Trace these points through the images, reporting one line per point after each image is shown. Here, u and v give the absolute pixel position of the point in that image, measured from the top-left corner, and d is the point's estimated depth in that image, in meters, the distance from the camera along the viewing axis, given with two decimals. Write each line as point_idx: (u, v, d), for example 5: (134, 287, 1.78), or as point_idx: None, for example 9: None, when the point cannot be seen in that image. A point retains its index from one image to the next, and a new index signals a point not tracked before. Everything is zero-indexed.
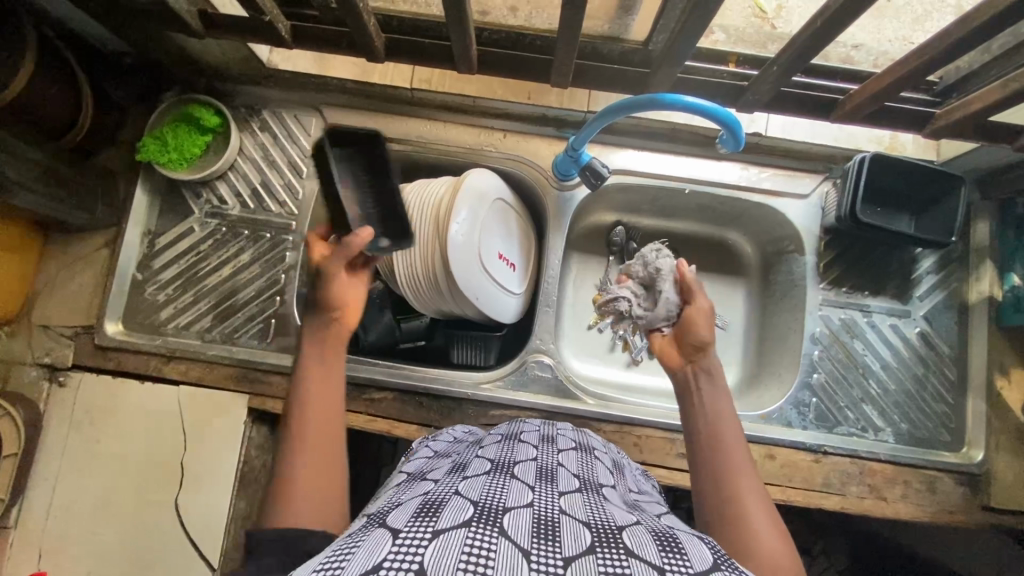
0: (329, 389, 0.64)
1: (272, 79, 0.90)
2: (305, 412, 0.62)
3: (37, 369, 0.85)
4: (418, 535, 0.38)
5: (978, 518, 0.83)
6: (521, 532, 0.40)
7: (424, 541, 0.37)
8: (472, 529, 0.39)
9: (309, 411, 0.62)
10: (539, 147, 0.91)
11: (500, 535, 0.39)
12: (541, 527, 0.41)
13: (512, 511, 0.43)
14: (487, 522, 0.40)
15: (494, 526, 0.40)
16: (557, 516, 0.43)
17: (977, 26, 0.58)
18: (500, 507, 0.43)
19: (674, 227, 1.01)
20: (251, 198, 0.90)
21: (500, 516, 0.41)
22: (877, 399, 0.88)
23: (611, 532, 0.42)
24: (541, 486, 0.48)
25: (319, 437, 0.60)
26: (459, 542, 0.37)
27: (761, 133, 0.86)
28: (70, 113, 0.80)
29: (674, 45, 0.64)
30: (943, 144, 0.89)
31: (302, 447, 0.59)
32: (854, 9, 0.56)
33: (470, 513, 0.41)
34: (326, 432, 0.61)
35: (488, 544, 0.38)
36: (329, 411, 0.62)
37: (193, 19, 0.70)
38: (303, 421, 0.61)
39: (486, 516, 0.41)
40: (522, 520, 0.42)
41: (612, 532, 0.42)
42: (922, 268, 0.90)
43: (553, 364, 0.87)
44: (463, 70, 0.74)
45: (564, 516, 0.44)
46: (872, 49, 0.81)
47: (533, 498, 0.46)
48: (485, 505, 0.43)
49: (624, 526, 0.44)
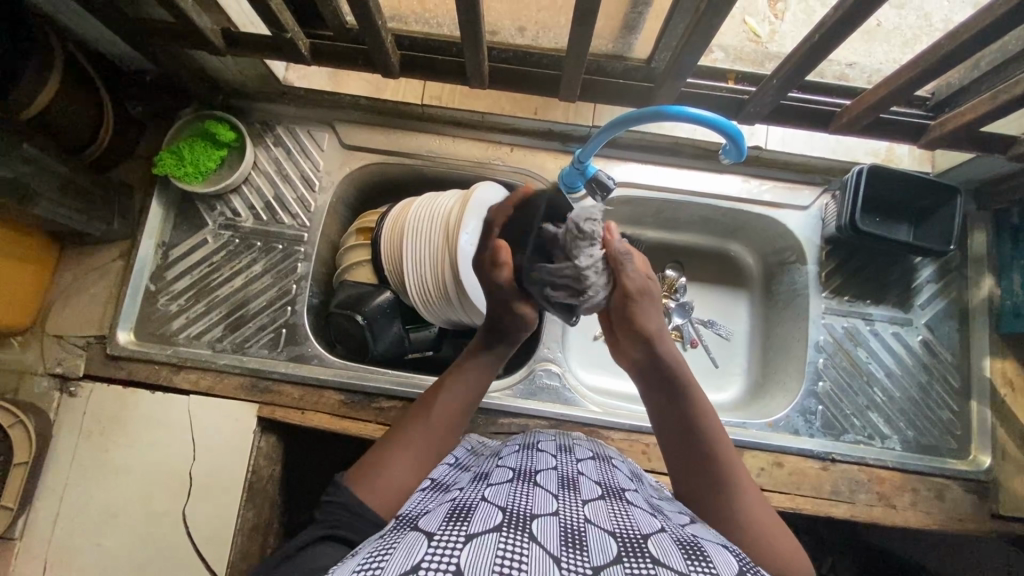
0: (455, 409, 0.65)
1: (286, 96, 0.93)
2: (422, 415, 0.64)
3: (48, 379, 0.86)
4: (453, 539, 0.40)
5: (989, 525, 0.83)
6: (550, 540, 0.42)
7: (459, 546, 0.39)
8: (503, 535, 0.41)
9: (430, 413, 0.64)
10: (545, 161, 0.94)
11: (531, 540, 0.41)
12: (568, 535, 0.43)
13: (539, 518, 0.44)
14: (516, 528, 0.42)
15: (524, 532, 0.42)
16: (582, 525, 0.45)
17: (966, 39, 0.61)
18: (527, 514, 0.44)
19: (676, 240, 1.03)
20: (264, 211, 0.92)
21: (528, 522, 0.43)
22: (883, 406, 0.88)
23: (636, 540, 0.43)
24: (565, 494, 0.49)
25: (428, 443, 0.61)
26: (492, 547, 0.39)
27: (761, 146, 0.88)
28: (91, 127, 0.83)
29: (676, 62, 0.67)
30: (937, 155, 0.92)
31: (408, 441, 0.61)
32: (849, 26, 0.59)
33: (500, 518, 0.43)
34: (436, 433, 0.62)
35: (519, 550, 0.39)
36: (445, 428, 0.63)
37: (216, 38, 0.73)
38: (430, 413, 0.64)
39: (515, 522, 0.43)
40: (550, 527, 0.43)
41: (637, 541, 0.43)
42: (922, 277, 0.92)
43: (559, 372, 0.89)
44: (475, 85, 0.77)
45: (589, 524, 0.45)
46: (866, 67, 0.84)
47: (559, 506, 0.47)
48: (513, 510, 0.45)
49: (649, 534, 0.45)
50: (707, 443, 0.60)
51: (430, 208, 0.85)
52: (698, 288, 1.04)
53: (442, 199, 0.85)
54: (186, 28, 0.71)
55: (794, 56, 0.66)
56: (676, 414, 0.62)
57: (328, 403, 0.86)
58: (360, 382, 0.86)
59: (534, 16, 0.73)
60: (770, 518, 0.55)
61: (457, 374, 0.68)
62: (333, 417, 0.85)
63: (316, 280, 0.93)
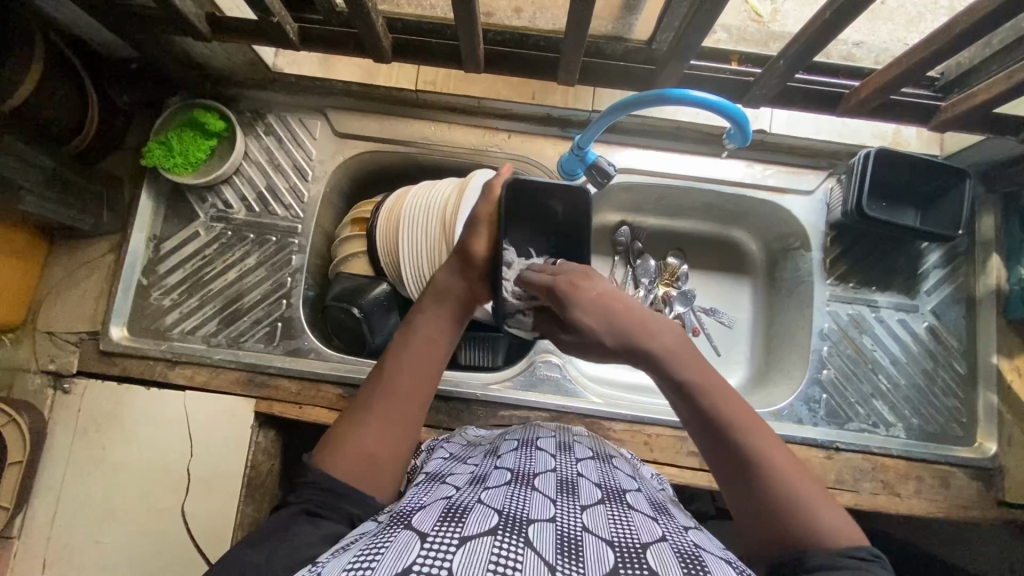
0: (425, 363, 0.59)
1: (277, 83, 0.90)
2: (388, 373, 0.58)
3: (41, 376, 0.84)
4: (446, 541, 0.39)
5: (993, 513, 0.82)
6: (546, 548, 0.41)
7: (452, 550, 0.38)
8: (498, 540, 0.40)
9: (401, 374, 0.57)
10: (544, 147, 0.91)
11: (526, 548, 0.40)
12: (564, 543, 0.42)
13: (535, 524, 0.43)
14: (512, 533, 0.41)
15: (519, 538, 0.41)
16: (578, 532, 0.44)
17: (981, 18, 0.58)
18: (523, 519, 0.43)
19: (679, 227, 1.01)
20: (257, 202, 0.90)
21: (525, 528, 0.42)
22: (888, 394, 0.87)
23: (634, 550, 0.42)
24: (563, 500, 0.48)
25: (405, 404, 0.56)
26: (486, 552, 0.38)
27: (765, 130, 0.85)
28: (76, 118, 0.80)
29: (680, 44, 0.65)
30: (946, 137, 0.89)
31: (376, 406, 0.56)
32: (859, 4, 0.57)
33: (495, 521, 0.42)
34: (407, 390, 0.57)
35: (514, 556, 0.38)
36: (420, 386, 0.58)
37: (200, 22, 0.70)
38: (397, 370, 0.58)
39: (511, 527, 0.42)
40: (546, 534, 0.42)
41: (636, 551, 0.42)
42: (929, 262, 0.90)
43: (560, 363, 0.87)
44: (470, 69, 0.75)
45: (586, 532, 0.44)
46: (873, 46, 0.81)
47: (556, 512, 0.46)
48: (509, 514, 0.44)
49: (648, 543, 0.44)
50: (730, 427, 0.51)
51: (427, 196, 0.82)
52: (701, 276, 1.02)
53: (438, 188, 0.83)
54: (169, 14, 0.68)
55: (801, 37, 0.64)
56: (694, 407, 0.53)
57: (326, 397, 0.85)
58: (358, 376, 0.85)
59: None
60: (824, 503, 0.47)
61: (424, 325, 0.61)
62: (330, 411, 0.84)
63: (311, 273, 0.92)
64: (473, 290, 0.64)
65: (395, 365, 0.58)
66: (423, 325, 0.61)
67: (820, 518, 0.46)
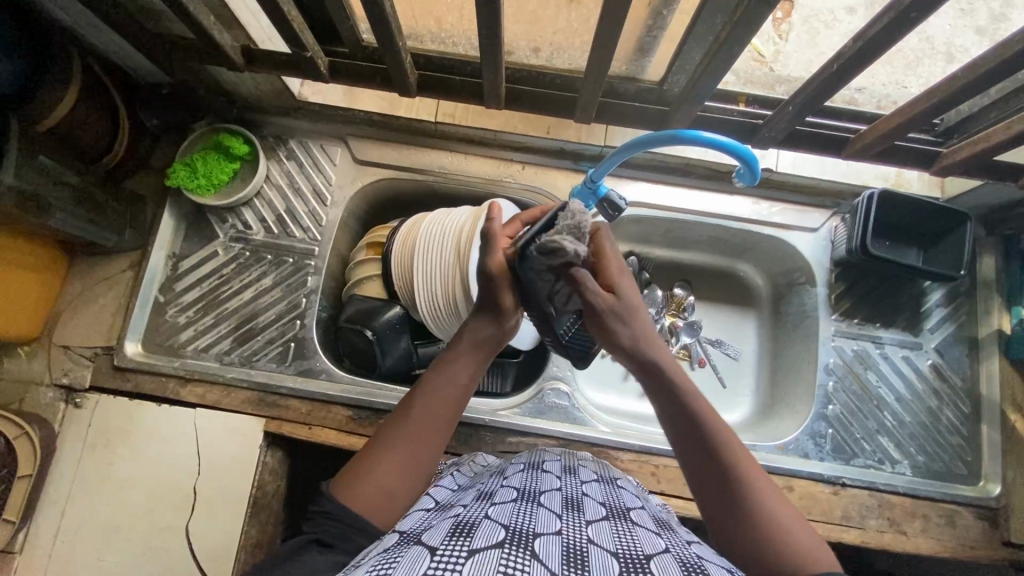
0: (450, 403, 0.59)
1: (301, 111, 0.94)
2: (412, 408, 0.58)
3: (53, 390, 0.85)
4: (454, 554, 0.40)
5: (1000, 554, 0.83)
6: (552, 557, 0.41)
7: (460, 561, 0.39)
8: (505, 552, 0.41)
9: (423, 409, 0.58)
10: (557, 179, 0.94)
11: (532, 558, 0.40)
12: (570, 553, 0.42)
13: (541, 537, 0.44)
14: (519, 546, 0.42)
15: (526, 550, 0.41)
16: (584, 544, 0.44)
17: (982, 73, 0.61)
18: (530, 532, 0.44)
19: (684, 259, 1.03)
20: (276, 224, 0.92)
21: (531, 541, 0.43)
22: (893, 430, 0.88)
23: (637, 560, 0.43)
24: (568, 514, 0.49)
25: (423, 441, 0.56)
26: (493, 563, 0.39)
27: (772, 168, 0.89)
28: (107, 140, 0.83)
29: (694, 88, 0.68)
30: (947, 181, 0.92)
31: (397, 440, 0.56)
32: (864, 59, 0.60)
33: (503, 535, 0.43)
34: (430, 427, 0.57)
35: (521, 566, 0.39)
36: (442, 425, 0.58)
37: (236, 55, 0.74)
38: (424, 408, 0.58)
39: (517, 539, 0.43)
40: (552, 545, 0.43)
41: (640, 562, 0.43)
42: (932, 301, 0.92)
43: (569, 392, 0.88)
44: (491, 104, 0.79)
45: (592, 544, 0.45)
46: (874, 92, 0.85)
47: (562, 526, 0.47)
48: (516, 528, 0.45)
49: (652, 554, 0.45)
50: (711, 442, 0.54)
51: (441, 224, 0.84)
52: (706, 307, 1.04)
53: (453, 216, 0.84)
54: (207, 45, 0.71)
55: (811, 85, 0.67)
56: (677, 421, 0.56)
57: (336, 418, 0.86)
58: (368, 399, 0.86)
59: (550, 38, 0.73)
60: (803, 534, 0.49)
61: (451, 362, 0.61)
62: (338, 433, 0.85)
63: (325, 294, 0.93)
64: (494, 343, 0.64)
65: (416, 400, 0.58)
66: (451, 363, 0.61)
67: (796, 542, 0.48)
